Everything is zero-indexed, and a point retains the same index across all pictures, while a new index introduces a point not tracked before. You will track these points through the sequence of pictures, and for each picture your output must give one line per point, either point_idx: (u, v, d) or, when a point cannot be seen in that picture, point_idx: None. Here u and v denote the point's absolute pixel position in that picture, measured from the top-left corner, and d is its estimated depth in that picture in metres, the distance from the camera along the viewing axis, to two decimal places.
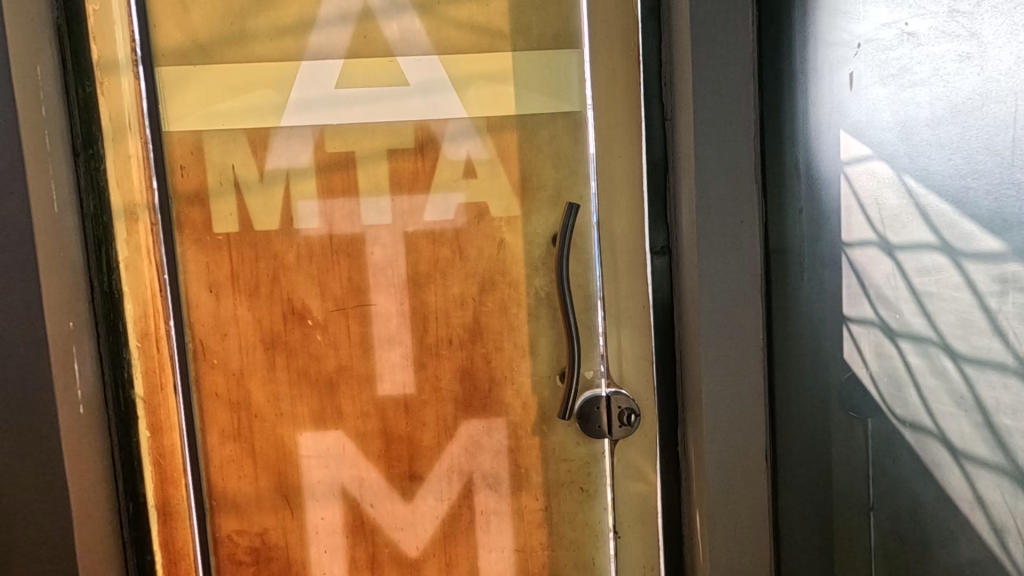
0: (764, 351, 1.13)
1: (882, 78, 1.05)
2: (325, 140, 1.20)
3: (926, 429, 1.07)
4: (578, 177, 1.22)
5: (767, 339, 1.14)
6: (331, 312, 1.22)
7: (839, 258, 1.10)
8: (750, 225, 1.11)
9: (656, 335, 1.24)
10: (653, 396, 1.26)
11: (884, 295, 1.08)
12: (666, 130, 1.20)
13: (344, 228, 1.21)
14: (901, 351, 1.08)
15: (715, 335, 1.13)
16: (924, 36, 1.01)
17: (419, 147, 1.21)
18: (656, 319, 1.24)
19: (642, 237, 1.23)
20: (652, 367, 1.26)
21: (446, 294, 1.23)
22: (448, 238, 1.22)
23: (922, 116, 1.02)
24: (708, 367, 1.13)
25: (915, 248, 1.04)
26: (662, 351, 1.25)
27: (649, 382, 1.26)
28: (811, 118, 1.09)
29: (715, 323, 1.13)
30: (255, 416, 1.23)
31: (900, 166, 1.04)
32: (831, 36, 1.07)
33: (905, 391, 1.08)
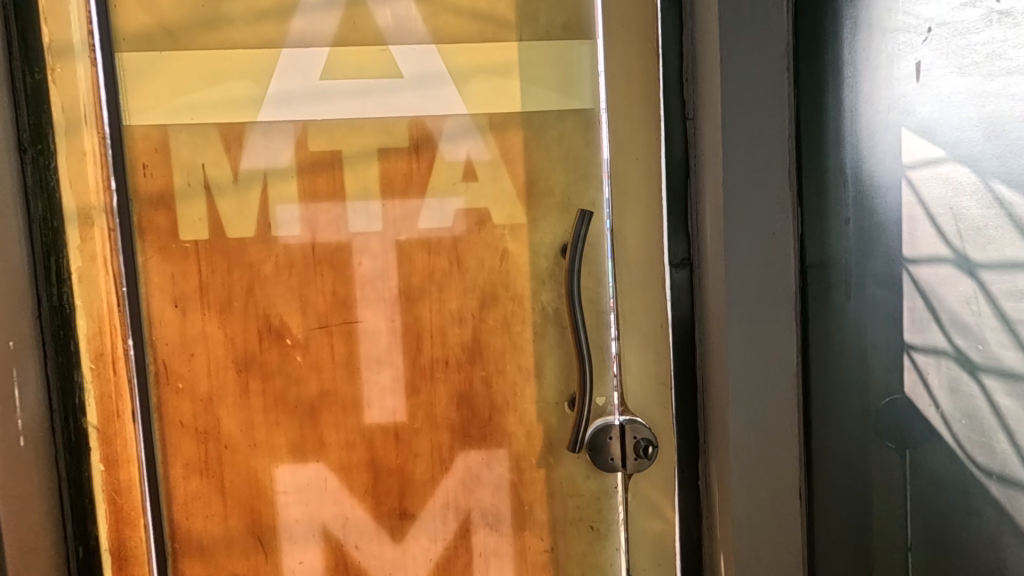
0: (798, 376, 1.02)
1: (960, 67, 0.94)
2: (309, 137, 1.07)
3: (1015, 480, 0.97)
4: (590, 181, 1.10)
5: (802, 364, 1.02)
6: (312, 330, 1.09)
7: (900, 275, 0.98)
8: (784, 237, 0.99)
9: (675, 355, 1.12)
10: (672, 423, 1.14)
11: (963, 321, 0.96)
12: (688, 130, 1.09)
13: (328, 235, 1.08)
14: (984, 387, 0.97)
15: (745, 359, 1.01)
16: (1010, 20, 0.92)
17: (414, 147, 1.08)
18: (675, 339, 1.12)
19: (661, 248, 1.11)
20: (670, 392, 1.13)
21: (443, 310, 1.10)
22: (445, 247, 1.09)
23: (1008, 109, 0.93)
24: (736, 395, 1.01)
25: (1002, 269, 0.94)
26: (682, 374, 1.13)
27: (668, 409, 1.13)
28: (860, 116, 0.98)
29: (745, 346, 1.01)
30: (225, 447, 1.09)
31: (985, 171, 0.94)
32: (891, 22, 0.96)
33: (990, 435, 0.97)
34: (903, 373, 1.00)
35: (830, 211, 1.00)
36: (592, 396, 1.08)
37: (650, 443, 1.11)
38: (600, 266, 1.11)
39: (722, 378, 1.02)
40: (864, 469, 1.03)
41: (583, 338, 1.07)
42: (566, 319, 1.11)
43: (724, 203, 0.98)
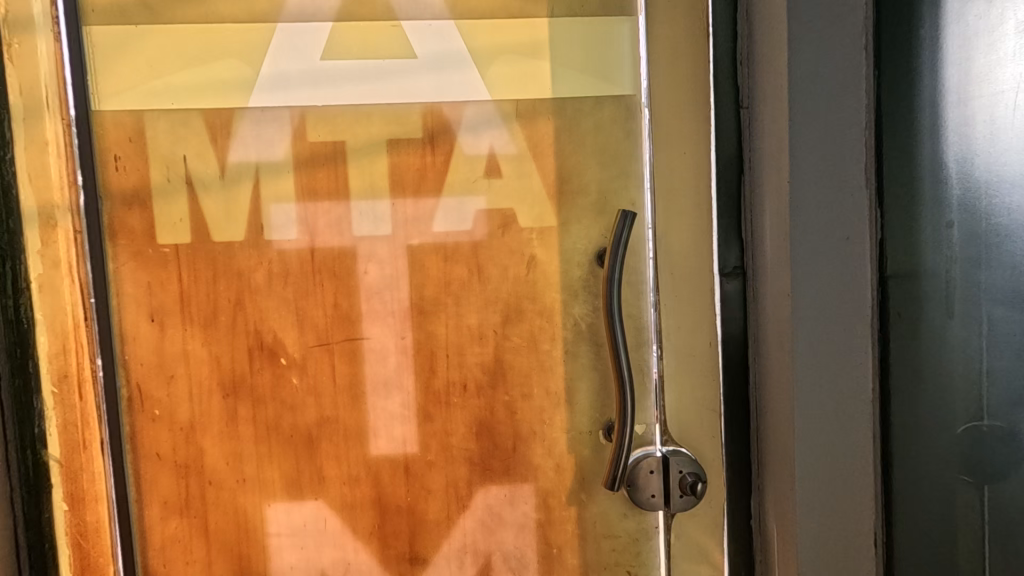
0: (873, 404, 0.88)
1: None
2: (308, 125, 0.92)
3: None
4: (630, 178, 0.96)
5: (879, 390, 0.88)
6: (311, 348, 0.94)
7: None
8: (860, 243, 0.86)
9: (726, 377, 0.98)
10: (721, 455, 0.99)
11: None
12: (742, 120, 0.95)
13: (329, 239, 0.94)
14: None
15: (815, 385, 0.87)
16: None
17: (429, 138, 0.94)
18: (726, 359, 0.98)
19: (710, 255, 0.97)
20: (719, 419, 0.99)
21: (460, 326, 0.96)
22: (464, 254, 0.95)
23: None
24: (804, 427, 0.87)
25: None
26: (733, 398, 0.99)
27: (716, 439, 0.99)
28: (973, 100, 0.84)
29: (815, 370, 0.86)
30: (209, 483, 0.95)
31: None
32: None
33: None
34: (989, 401, 0.87)
35: (912, 213, 0.86)
36: (632, 425, 0.94)
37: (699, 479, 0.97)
38: (641, 275, 0.97)
39: (787, 407, 0.88)
40: (947, 512, 0.89)
41: (622, 360, 0.93)
42: (601, 336, 0.97)
43: (791, 204, 0.84)
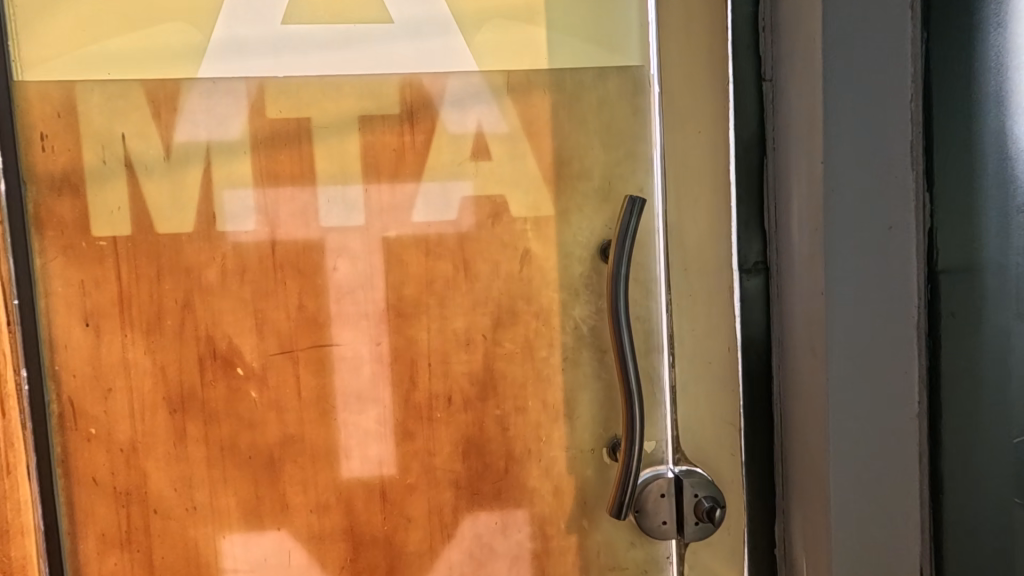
0: (919, 419, 0.76)
1: None
2: (267, 98, 0.80)
3: None
4: (638, 161, 0.84)
5: (927, 403, 0.76)
6: (271, 357, 0.82)
7: None
8: (903, 232, 0.74)
9: (747, 388, 0.86)
10: (741, 476, 0.87)
11: None
12: (765, 95, 0.83)
13: (293, 231, 0.81)
14: None
15: (853, 398, 0.75)
16: None
17: (407, 114, 0.82)
18: (747, 367, 0.86)
19: (728, 247, 0.85)
20: (740, 435, 0.87)
21: (445, 330, 0.84)
22: (449, 247, 0.83)
23: None
24: (841, 446, 0.75)
25: None
26: (756, 411, 0.87)
27: (736, 457, 0.87)
28: None
29: (853, 380, 0.75)
30: (155, 513, 0.82)
31: None
32: None
33: None
34: None
35: (966, 200, 0.74)
36: (641, 443, 0.82)
37: (716, 504, 0.85)
38: (651, 271, 0.86)
39: (821, 423, 0.76)
40: (1004, 543, 0.78)
41: (629, 368, 0.81)
42: (606, 341, 0.85)
43: (827, 187, 0.72)
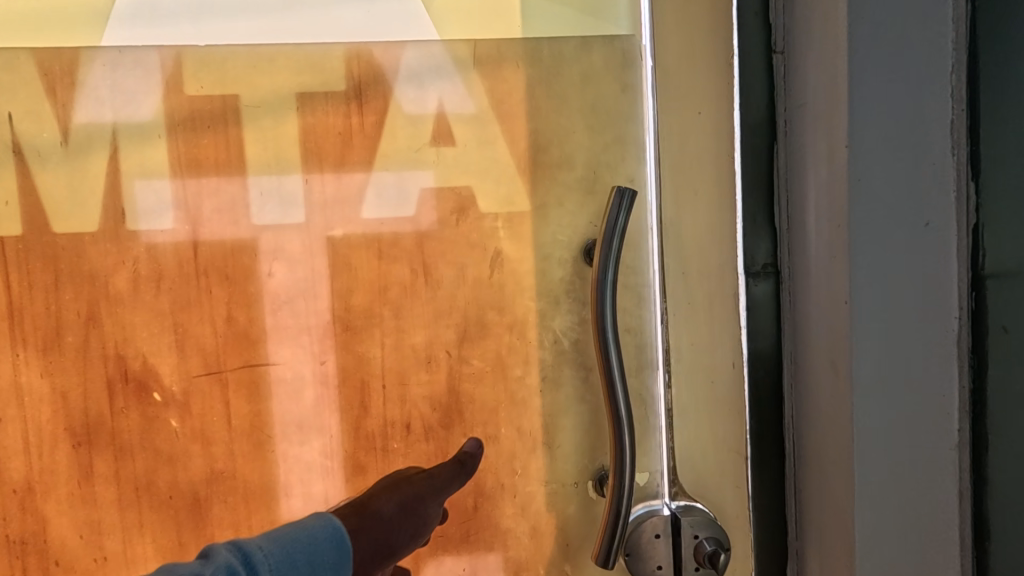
0: (959, 449, 0.64)
1: None
2: (185, 71, 0.67)
3: None
4: (628, 147, 0.72)
5: (970, 432, 0.64)
6: (195, 379, 0.69)
7: None
8: (941, 229, 0.62)
9: (754, 413, 0.73)
10: (748, 512, 0.75)
11: None
12: (775, 69, 0.69)
13: (218, 230, 0.68)
14: None
15: (881, 427, 0.63)
16: None
17: (355, 91, 0.69)
18: (755, 388, 0.73)
19: (732, 247, 0.72)
20: (746, 465, 0.74)
21: (402, 347, 0.71)
22: (406, 249, 0.70)
23: None
24: (868, 483, 0.63)
25: None
26: (764, 439, 0.73)
27: (742, 490, 0.75)
28: None
29: (882, 405, 0.63)
30: (57, 564, 0.69)
31: None
32: None
33: None
34: None
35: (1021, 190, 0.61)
36: (632, 477, 0.70)
37: (720, 546, 0.74)
38: (644, 276, 0.74)
39: (845, 457, 0.64)
40: None
41: (617, 391, 0.69)
42: (592, 357, 0.73)
43: (852, 175, 0.60)
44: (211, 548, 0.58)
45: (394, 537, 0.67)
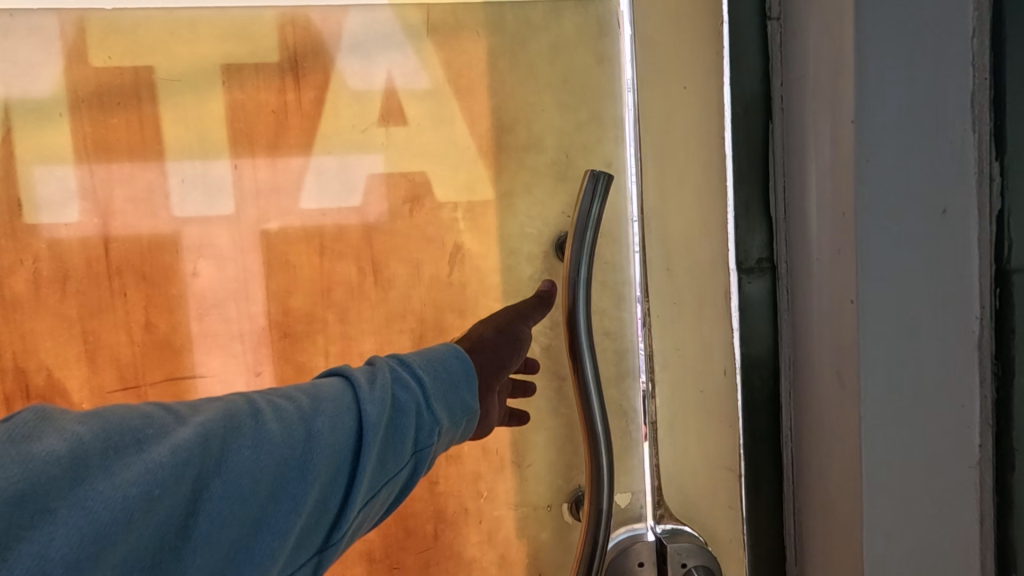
0: (980, 468, 0.55)
1: None
2: (91, 40, 0.57)
3: None
4: (605, 127, 0.64)
5: (992, 452, 0.54)
6: (108, 395, 0.60)
7: None
8: (961, 217, 0.52)
9: (748, 429, 0.64)
10: (744, 534, 0.66)
11: None
12: (769, 35, 0.58)
13: (133, 222, 0.59)
14: None
15: (894, 452, 0.53)
16: None
17: (290, 63, 0.60)
18: (749, 403, 0.64)
19: (723, 239, 0.63)
20: (741, 482, 0.65)
21: (349, 355, 0.63)
22: (352, 244, 0.62)
23: None
24: (879, 517, 0.54)
25: None
26: (760, 456, 0.64)
27: (736, 511, 0.66)
28: None
29: (895, 428, 0.53)
30: None
31: None
32: None
33: None
34: None
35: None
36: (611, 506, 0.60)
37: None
38: (623, 273, 0.66)
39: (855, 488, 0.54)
40: None
41: (593, 408, 0.60)
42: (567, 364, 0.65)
43: (860, 157, 0.49)
44: (369, 359, 0.51)
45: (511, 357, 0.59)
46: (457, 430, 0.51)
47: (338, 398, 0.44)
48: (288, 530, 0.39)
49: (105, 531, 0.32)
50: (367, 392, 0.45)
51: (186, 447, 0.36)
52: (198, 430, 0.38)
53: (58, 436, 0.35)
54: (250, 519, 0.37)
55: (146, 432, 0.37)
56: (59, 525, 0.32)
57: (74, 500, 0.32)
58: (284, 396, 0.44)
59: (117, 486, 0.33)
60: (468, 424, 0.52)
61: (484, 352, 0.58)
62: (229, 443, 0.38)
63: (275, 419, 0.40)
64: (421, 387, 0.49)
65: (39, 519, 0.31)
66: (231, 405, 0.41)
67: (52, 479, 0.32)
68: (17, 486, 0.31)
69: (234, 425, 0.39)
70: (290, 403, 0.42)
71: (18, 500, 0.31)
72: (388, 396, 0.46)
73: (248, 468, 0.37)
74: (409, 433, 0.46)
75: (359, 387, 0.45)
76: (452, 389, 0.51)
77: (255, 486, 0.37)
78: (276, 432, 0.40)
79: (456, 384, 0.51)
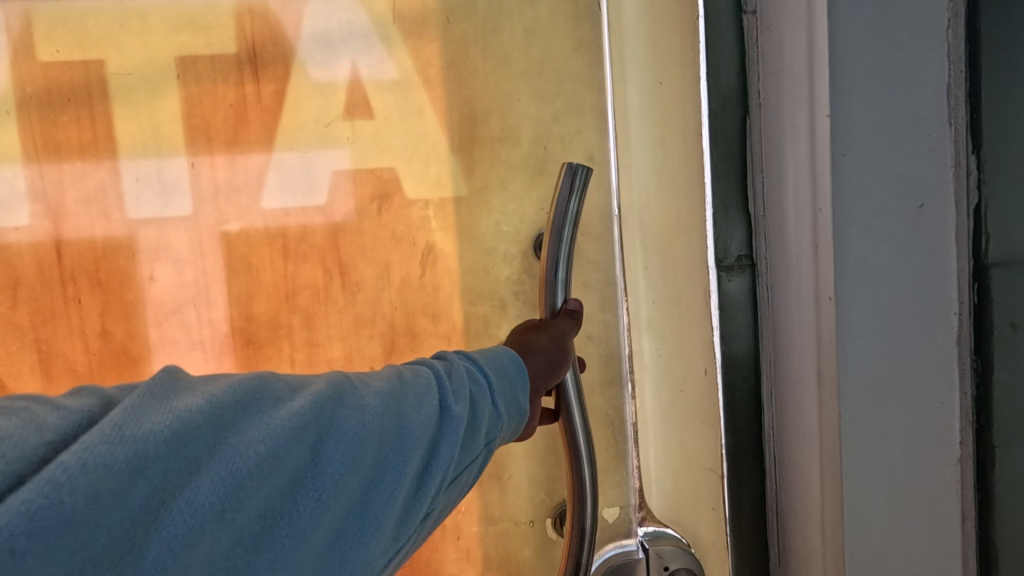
0: (960, 465, 0.50)
1: None
2: (38, 33, 0.54)
3: None
4: (585, 117, 0.60)
5: (974, 460, 0.50)
6: None
7: None
8: (941, 210, 0.47)
9: (729, 448, 0.58)
10: (726, 536, 0.59)
11: None
12: (745, 29, 0.53)
13: (87, 225, 0.56)
14: None
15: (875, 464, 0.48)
16: None
17: (248, 53, 0.56)
18: (732, 414, 0.57)
19: (700, 237, 0.56)
20: (723, 486, 0.59)
21: (315, 363, 0.59)
22: (317, 245, 0.58)
23: None
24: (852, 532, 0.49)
25: None
26: (742, 458, 0.58)
27: (718, 513, 0.60)
28: None
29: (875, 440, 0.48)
30: None
31: None
32: None
33: None
34: None
35: None
36: (593, 532, 0.56)
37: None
38: (607, 273, 0.61)
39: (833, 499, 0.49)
40: None
41: (576, 423, 0.55)
42: None
43: (836, 150, 0.44)
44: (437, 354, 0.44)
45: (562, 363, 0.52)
46: (516, 430, 0.44)
47: (428, 383, 0.38)
48: (378, 529, 0.33)
49: (197, 523, 0.27)
50: (451, 380, 0.39)
51: (286, 429, 0.31)
52: (293, 410, 0.32)
53: (194, 397, 0.31)
54: (340, 521, 0.32)
55: (239, 409, 0.31)
56: (145, 520, 0.26)
57: (162, 487, 0.27)
58: (369, 374, 0.38)
59: (211, 471, 0.28)
60: (523, 423, 0.46)
61: (536, 356, 0.51)
62: (336, 418, 0.33)
63: (369, 400, 0.34)
64: (495, 382, 0.42)
65: (119, 513, 0.26)
66: (323, 379, 0.35)
67: (133, 464, 0.27)
68: (101, 468, 0.27)
69: (340, 398, 0.34)
70: (380, 383, 0.36)
71: (93, 493, 0.26)
72: (469, 387, 0.40)
73: (344, 458, 0.32)
74: (488, 430, 0.41)
75: (442, 375, 0.39)
76: (518, 386, 0.44)
77: (349, 481, 0.32)
78: (377, 409, 0.34)
79: (517, 383, 0.44)
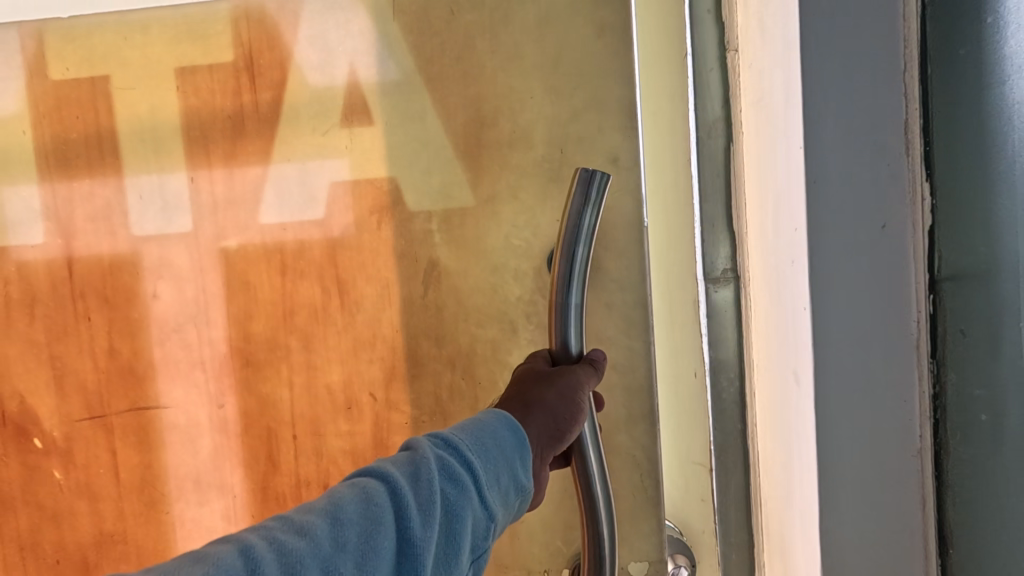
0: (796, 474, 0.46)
1: None
2: (48, 51, 0.54)
3: None
4: (607, 113, 0.52)
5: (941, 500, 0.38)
6: (76, 424, 0.57)
7: None
8: (904, 226, 0.36)
9: (716, 447, 0.56)
10: (713, 524, 0.57)
11: None
12: (729, 69, 0.51)
13: (95, 242, 0.56)
14: None
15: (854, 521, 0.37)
16: None
17: (245, 60, 0.53)
18: (719, 421, 0.55)
19: (690, 244, 0.55)
20: (711, 478, 0.56)
21: (314, 387, 0.56)
22: (315, 262, 0.55)
23: None
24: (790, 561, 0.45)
25: None
26: (728, 454, 0.55)
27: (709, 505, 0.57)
28: None
29: (857, 491, 0.37)
30: None
31: None
32: None
33: None
34: None
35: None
36: None
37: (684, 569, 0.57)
38: (633, 292, 0.53)
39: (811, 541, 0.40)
40: None
41: (594, 479, 0.46)
42: None
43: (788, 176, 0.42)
44: (403, 441, 0.36)
45: (573, 421, 0.44)
46: (510, 521, 0.37)
47: (365, 529, 0.29)
48: None
49: None
50: (417, 493, 0.32)
51: None
52: None
53: None
54: None
55: None
56: None
57: None
58: (296, 513, 0.30)
59: None
60: (527, 500, 0.38)
61: (538, 418, 0.42)
62: None
63: None
64: (481, 475, 0.34)
65: None
66: (212, 560, 0.26)
67: None
68: None
69: None
70: (302, 543, 0.28)
71: None
72: (442, 491, 0.33)
73: None
74: (474, 542, 0.33)
75: (400, 503, 0.31)
76: (504, 471, 0.36)
77: None
78: None
79: (511, 462, 0.36)
